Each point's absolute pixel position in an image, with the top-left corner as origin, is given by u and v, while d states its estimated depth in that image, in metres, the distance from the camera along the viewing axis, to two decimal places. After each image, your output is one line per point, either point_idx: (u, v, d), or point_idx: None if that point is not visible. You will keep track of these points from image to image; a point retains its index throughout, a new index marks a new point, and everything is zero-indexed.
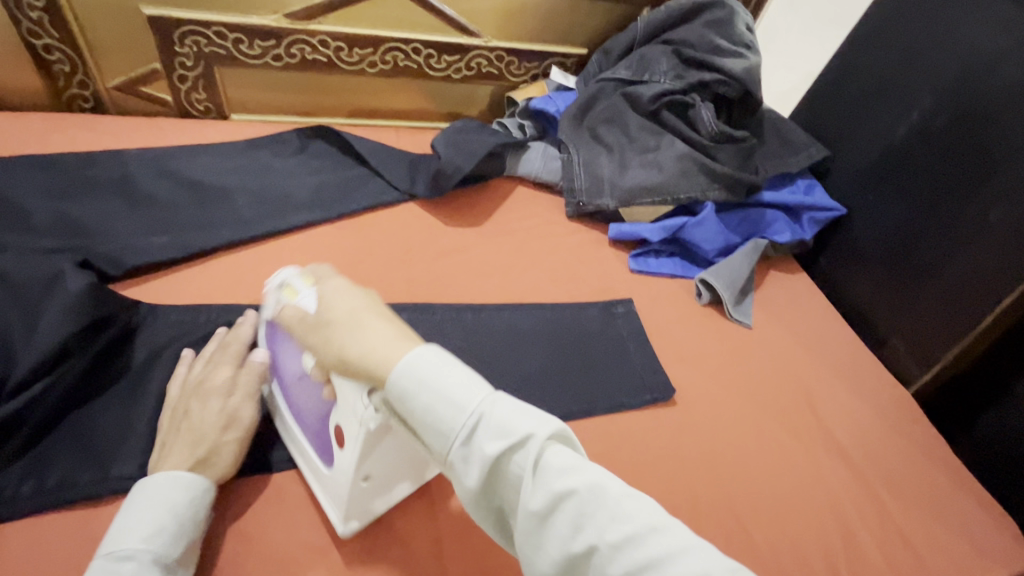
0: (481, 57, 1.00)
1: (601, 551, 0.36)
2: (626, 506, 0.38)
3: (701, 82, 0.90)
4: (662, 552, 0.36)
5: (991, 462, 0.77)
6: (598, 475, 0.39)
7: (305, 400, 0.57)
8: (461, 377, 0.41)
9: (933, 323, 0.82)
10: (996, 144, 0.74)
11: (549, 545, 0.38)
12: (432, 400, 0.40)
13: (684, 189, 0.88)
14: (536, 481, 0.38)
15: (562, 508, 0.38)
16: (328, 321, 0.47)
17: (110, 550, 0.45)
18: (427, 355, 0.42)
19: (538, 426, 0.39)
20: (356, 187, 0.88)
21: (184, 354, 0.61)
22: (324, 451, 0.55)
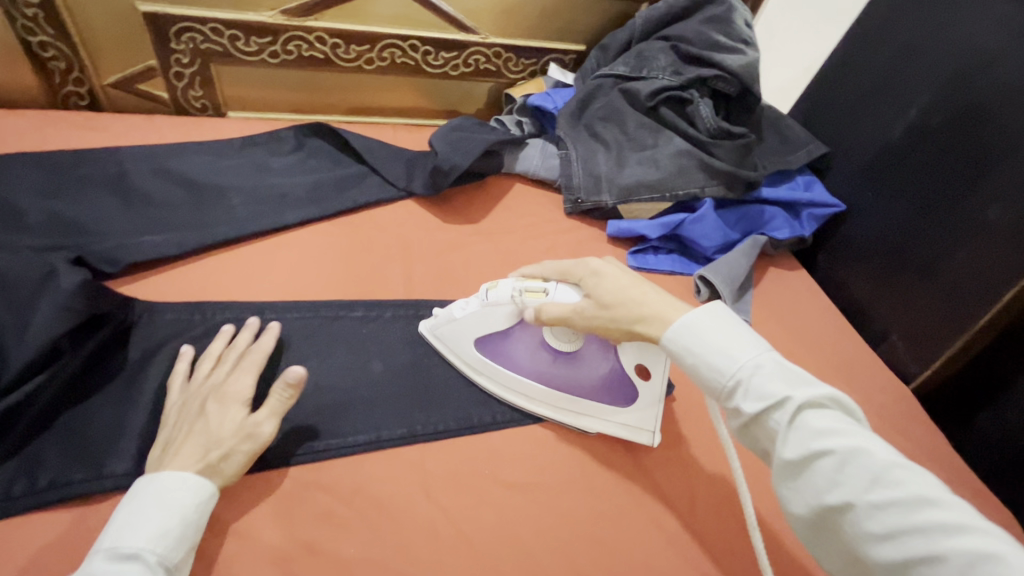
0: (479, 54, 1.00)
1: (861, 509, 0.40)
2: (895, 476, 0.40)
3: (699, 78, 0.89)
4: (932, 526, 0.37)
5: (991, 458, 0.77)
6: (860, 442, 0.42)
7: (572, 371, 0.66)
8: (728, 340, 0.48)
9: (932, 319, 0.81)
10: (995, 139, 0.74)
11: (805, 493, 0.43)
12: (704, 362, 0.48)
13: (682, 186, 0.88)
14: (792, 436, 0.43)
15: (819, 464, 0.42)
16: (602, 297, 0.55)
17: (112, 546, 0.46)
18: (719, 313, 0.50)
19: (799, 391, 0.44)
20: (354, 184, 0.87)
21: (184, 351, 0.61)
22: (618, 395, 0.65)
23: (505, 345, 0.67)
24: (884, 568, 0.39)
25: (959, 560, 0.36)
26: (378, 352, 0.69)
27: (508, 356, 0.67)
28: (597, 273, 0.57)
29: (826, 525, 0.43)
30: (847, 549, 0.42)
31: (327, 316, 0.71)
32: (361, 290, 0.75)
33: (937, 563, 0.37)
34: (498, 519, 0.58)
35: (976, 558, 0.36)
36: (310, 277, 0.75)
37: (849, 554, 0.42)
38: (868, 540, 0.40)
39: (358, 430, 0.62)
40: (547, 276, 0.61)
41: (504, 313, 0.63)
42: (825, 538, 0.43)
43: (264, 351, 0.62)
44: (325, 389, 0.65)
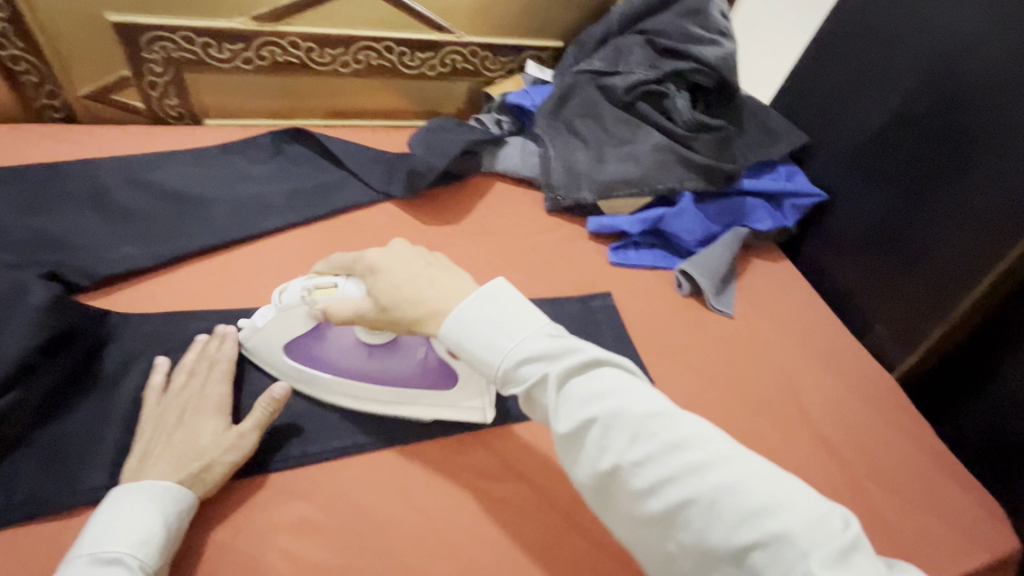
0: (456, 53, 0.99)
1: (626, 468, 0.43)
2: (653, 427, 0.44)
3: (675, 72, 0.89)
4: (684, 469, 0.42)
5: (975, 445, 0.76)
6: (619, 403, 0.45)
7: (388, 363, 0.63)
8: (493, 325, 0.49)
9: (915, 307, 0.81)
10: (975, 125, 0.73)
11: (585, 464, 0.45)
12: (472, 351, 0.49)
13: (661, 181, 0.87)
14: (564, 410, 0.45)
15: (589, 434, 0.45)
16: (382, 294, 0.53)
17: (94, 552, 0.46)
18: (485, 294, 0.50)
19: (558, 365, 0.46)
20: (332, 189, 0.87)
21: (159, 363, 0.60)
22: (440, 380, 0.63)
23: (314, 348, 0.63)
24: (652, 519, 0.43)
25: (705, 495, 0.41)
26: None
27: (323, 358, 0.63)
28: (374, 269, 0.54)
29: (602, 491, 0.45)
30: (624, 511, 0.45)
31: None
32: None
33: (689, 504, 0.41)
34: (478, 520, 0.58)
35: (722, 490, 0.41)
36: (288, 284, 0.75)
37: (625, 516, 0.45)
38: (637, 496, 0.43)
39: (337, 436, 0.62)
40: (336, 271, 0.57)
41: (301, 315, 0.58)
42: (606, 503, 0.46)
43: (229, 360, 0.62)
44: (303, 395, 0.65)
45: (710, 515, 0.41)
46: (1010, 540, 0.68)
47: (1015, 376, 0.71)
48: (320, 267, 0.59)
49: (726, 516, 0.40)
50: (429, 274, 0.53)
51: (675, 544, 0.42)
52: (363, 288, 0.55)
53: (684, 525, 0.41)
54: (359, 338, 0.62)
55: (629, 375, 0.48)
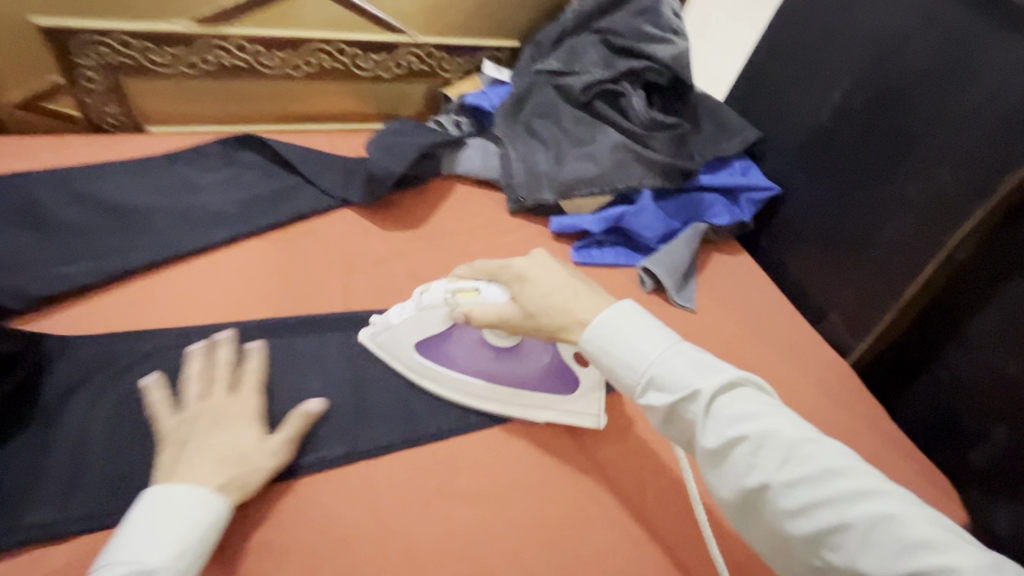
0: (411, 55, 0.98)
1: (776, 489, 0.45)
2: (804, 451, 0.45)
3: (630, 70, 0.90)
4: (841, 494, 0.43)
5: (925, 425, 0.80)
6: (769, 424, 0.47)
7: (512, 366, 0.67)
8: (638, 339, 0.52)
9: (864, 295, 0.85)
10: (911, 120, 0.77)
11: (729, 480, 0.47)
12: (618, 361, 0.53)
13: (620, 180, 0.88)
14: (711, 425, 0.48)
15: (738, 451, 0.47)
16: (529, 302, 0.59)
17: (133, 561, 0.45)
18: (623, 309, 0.54)
19: (707, 381, 0.49)
20: (287, 197, 0.84)
21: (150, 381, 0.57)
22: (557, 386, 0.67)
23: (444, 347, 0.67)
24: (801, 539, 0.45)
25: (863, 522, 0.42)
26: (318, 368, 0.67)
27: (451, 357, 0.68)
28: (522, 279, 0.60)
29: (746, 506, 0.47)
30: (767, 527, 0.47)
31: (263, 337, 0.68)
32: (298, 307, 0.73)
33: (846, 528, 0.43)
34: (447, 531, 0.58)
35: (881, 519, 0.42)
36: (244, 296, 0.72)
37: (769, 531, 0.47)
38: (787, 515, 0.45)
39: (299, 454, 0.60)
40: (477, 277, 0.62)
41: (439, 316, 0.64)
42: (747, 517, 0.48)
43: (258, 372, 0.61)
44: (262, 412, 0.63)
45: (869, 542, 0.42)
46: (957, 514, 0.72)
47: (957, 359, 0.75)
48: (461, 271, 0.64)
49: (883, 547, 0.41)
50: (572, 284, 0.58)
51: (824, 564, 0.44)
52: (507, 293, 0.61)
53: (841, 549, 0.43)
54: (489, 341, 0.66)
55: (775, 398, 0.50)
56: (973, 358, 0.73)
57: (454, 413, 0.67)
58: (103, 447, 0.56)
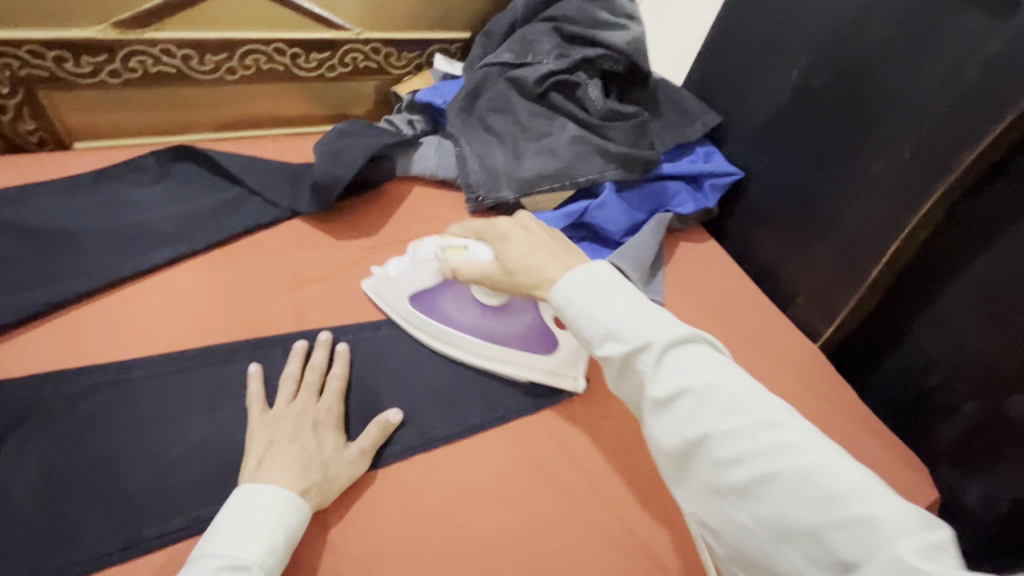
0: (356, 51, 0.93)
1: (714, 438, 0.44)
2: (744, 404, 0.44)
3: (585, 59, 0.86)
4: (776, 446, 0.42)
5: (894, 402, 0.80)
6: (714, 376, 0.46)
7: (498, 323, 0.71)
8: (597, 293, 0.52)
9: (830, 278, 0.83)
10: (872, 97, 0.75)
11: (670, 431, 0.46)
12: (579, 311, 0.52)
13: (581, 173, 0.84)
14: (660, 375, 0.47)
15: (682, 402, 0.46)
16: (509, 258, 0.62)
17: (228, 555, 0.46)
18: (595, 267, 0.54)
19: (661, 334, 0.48)
20: (232, 210, 0.80)
21: (251, 371, 0.62)
22: (537, 345, 0.72)
23: (436, 300, 0.73)
24: (732, 491, 0.43)
25: (793, 474, 0.41)
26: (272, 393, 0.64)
27: (444, 309, 0.72)
28: (503, 238, 0.64)
29: (684, 459, 0.46)
30: (702, 481, 0.45)
31: (211, 364, 0.65)
32: (248, 329, 0.69)
33: (776, 479, 0.41)
34: (415, 556, 0.55)
35: (811, 471, 0.41)
36: (188, 321, 0.68)
37: (702, 486, 0.45)
38: (722, 467, 0.43)
39: None
40: (466, 235, 0.68)
41: (433, 268, 0.71)
42: (684, 471, 0.46)
43: (341, 379, 0.64)
44: (212, 447, 0.59)
45: (798, 495, 0.40)
46: (928, 491, 0.72)
47: (926, 335, 0.75)
48: (455, 231, 0.70)
49: (809, 498, 0.40)
50: (551, 244, 0.60)
51: (753, 521, 0.42)
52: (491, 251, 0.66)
53: (769, 501, 0.41)
54: (478, 299, 0.71)
55: (728, 357, 0.49)
56: (941, 334, 0.73)
57: (418, 430, 0.64)
58: (41, 497, 0.53)
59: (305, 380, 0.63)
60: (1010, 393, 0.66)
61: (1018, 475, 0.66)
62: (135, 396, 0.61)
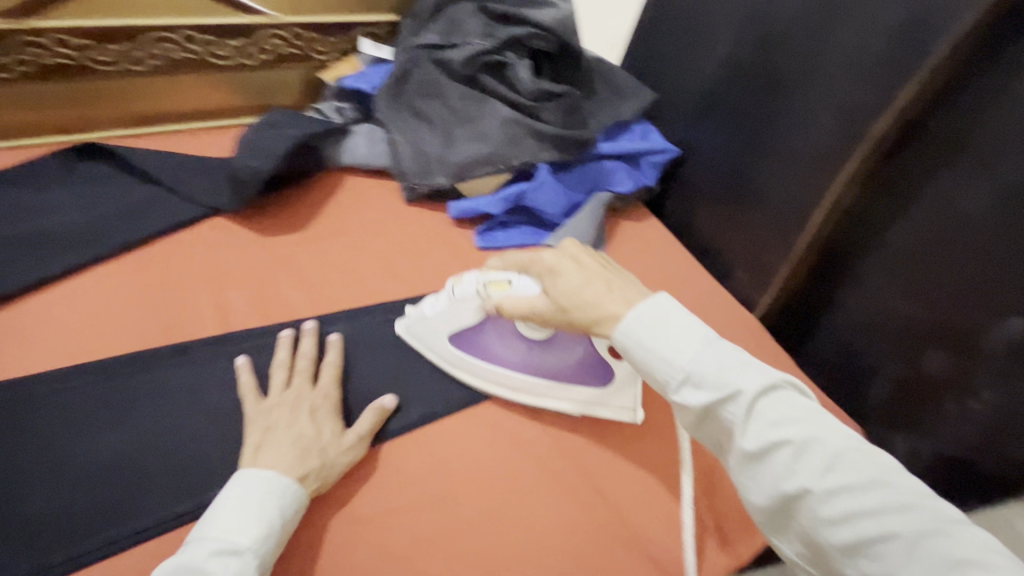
0: (275, 38, 0.88)
1: (816, 495, 0.43)
2: (844, 459, 0.43)
3: (512, 38, 0.84)
4: (886, 505, 0.41)
5: (829, 368, 0.83)
6: (812, 429, 0.45)
7: (545, 357, 0.68)
8: (674, 336, 0.50)
9: (761, 248, 0.85)
10: (790, 68, 0.76)
11: (765, 484, 0.45)
12: (653, 356, 0.50)
13: (514, 155, 0.83)
14: (750, 427, 0.46)
15: (777, 455, 0.45)
16: (561, 295, 0.58)
17: (222, 540, 0.46)
18: (661, 305, 0.52)
19: (748, 382, 0.46)
20: (146, 210, 0.75)
21: (240, 363, 0.61)
22: (589, 379, 0.67)
23: (480, 338, 0.68)
24: (840, 549, 0.42)
25: (907, 535, 0.40)
26: (194, 401, 0.61)
27: (486, 347, 0.68)
28: (552, 270, 0.59)
29: (781, 511, 0.45)
30: (803, 534, 0.44)
31: (124, 374, 0.61)
32: (166, 335, 0.65)
33: (888, 540, 0.40)
34: (348, 558, 0.53)
35: (924, 532, 0.39)
36: (103, 329, 0.64)
37: (803, 537, 0.45)
38: (825, 524, 0.42)
39: (176, 499, 0.54)
40: (510, 269, 0.64)
41: (472, 307, 0.66)
42: (783, 523, 0.46)
43: (336, 365, 0.64)
44: (130, 462, 0.55)
45: (910, 557, 0.39)
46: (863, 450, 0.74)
47: (851, 299, 0.77)
48: (495, 264, 0.66)
49: (928, 563, 0.39)
50: (606, 278, 0.57)
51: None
52: (538, 285, 0.62)
53: (882, 562, 0.40)
54: (521, 333, 0.67)
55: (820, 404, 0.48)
56: (868, 299, 0.75)
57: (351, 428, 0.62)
58: None
59: (297, 367, 0.62)
60: (929, 350, 0.69)
61: (943, 427, 0.69)
62: (40, 413, 0.57)
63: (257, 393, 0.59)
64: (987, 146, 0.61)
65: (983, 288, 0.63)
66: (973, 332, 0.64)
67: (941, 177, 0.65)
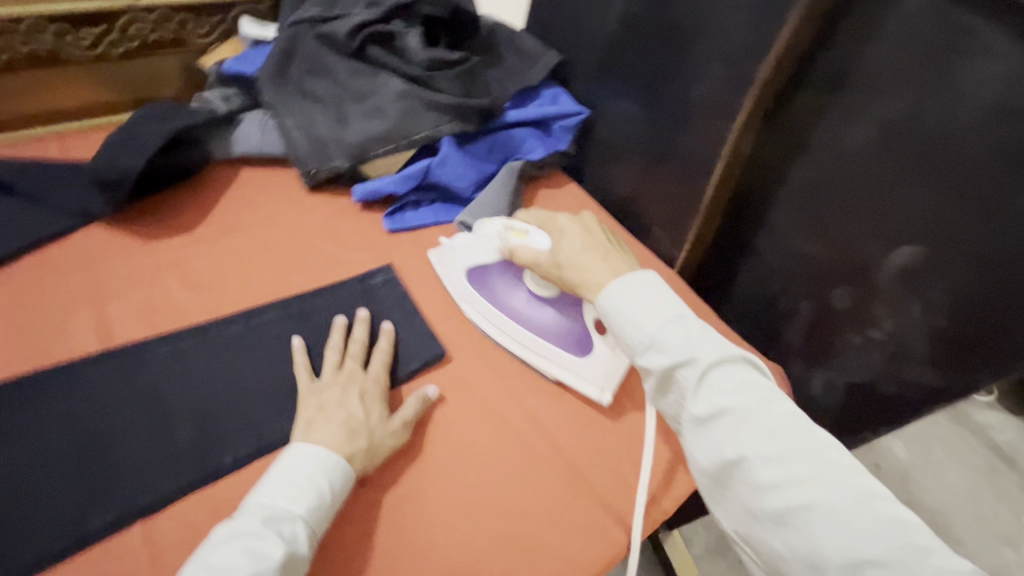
0: (139, 22, 0.81)
1: (752, 462, 0.43)
2: (781, 431, 0.44)
3: (399, 6, 0.80)
4: (816, 474, 0.42)
5: (749, 315, 0.84)
6: (757, 400, 0.45)
7: (538, 315, 0.68)
8: (647, 305, 0.51)
9: (674, 204, 0.84)
10: (684, 18, 0.73)
11: (709, 450, 0.46)
12: (624, 321, 0.52)
13: (414, 130, 0.79)
14: (700, 392, 0.46)
15: (721, 421, 0.45)
16: (563, 253, 0.62)
17: (274, 508, 0.48)
18: (643, 278, 0.53)
19: (706, 352, 0.47)
20: (7, 223, 0.68)
21: (296, 343, 0.63)
22: (572, 346, 0.67)
23: (488, 278, 0.71)
24: (768, 518, 0.42)
25: (829, 507, 0.40)
26: (69, 424, 0.55)
27: (493, 287, 0.71)
28: (562, 231, 0.65)
29: (721, 479, 0.45)
30: (739, 504, 0.44)
31: None
32: (37, 358, 0.59)
33: (812, 509, 0.41)
34: None
35: (847, 503, 0.40)
36: None
37: (738, 507, 0.45)
38: (760, 491, 0.43)
39: (49, 534, 0.49)
40: (531, 220, 0.68)
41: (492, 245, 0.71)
42: (721, 492, 0.46)
43: (387, 352, 0.64)
44: None
45: (834, 528, 0.40)
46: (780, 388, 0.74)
47: (765, 245, 0.78)
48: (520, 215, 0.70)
49: (845, 533, 0.39)
50: (605, 248, 0.61)
51: (785, 548, 0.42)
52: (549, 241, 0.65)
53: (807, 531, 0.40)
54: (529, 283, 0.69)
55: (771, 382, 0.48)
56: (778, 244, 0.76)
57: (252, 432, 0.58)
58: None
59: (350, 351, 0.63)
60: (835, 286, 0.71)
61: (853, 358, 0.71)
62: None
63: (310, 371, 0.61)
64: (868, 78, 0.61)
65: (876, 220, 0.64)
66: (869, 263, 0.66)
67: (832, 114, 0.65)
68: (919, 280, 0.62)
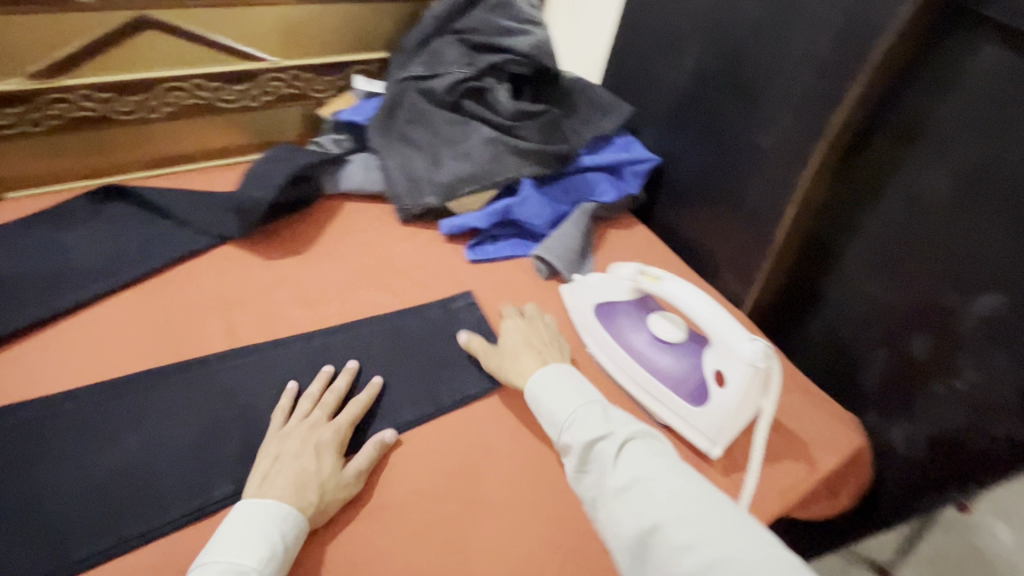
0: (277, 79, 0.97)
1: (665, 526, 0.44)
2: (689, 493, 0.46)
3: (492, 65, 0.91)
4: (726, 535, 0.42)
5: (817, 365, 0.83)
6: (662, 467, 0.48)
7: (657, 360, 0.71)
8: (569, 392, 0.58)
9: (742, 248, 0.85)
10: (754, 76, 0.78)
11: (624, 521, 0.46)
12: (548, 407, 0.58)
13: (499, 172, 0.88)
14: (616, 465, 0.49)
15: (633, 491, 0.47)
16: (504, 347, 0.70)
17: (226, 561, 0.48)
18: (567, 372, 0.61)
19: (620, 428, 0.52)
20: (161, 241, 0.82)
21: (290, 387, 0.65)
22: (687, 395, 0.68)
23: (615, 315, 0.75)
24: None
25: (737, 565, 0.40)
26: (199, 411, 0.65)
27: (620, 325, 0.74)
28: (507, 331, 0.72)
29: (637, 550, 0.45)
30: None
31: (138, 388, 0.66)
32: (178, 353, 0.70)
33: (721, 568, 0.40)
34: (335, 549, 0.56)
35: (751, 560, 0.41)
36: (121, 350, 0.70)
37: None
38: (672, 557, 0.42)
39: (177, 505, 0.57)
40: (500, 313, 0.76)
41: (626, 287, 0.74)
42: (643, 567, 0.44)
43: (360, 402, 0.65)
44: (142, 466, 0.59)
45: None
46: (855, 436, 0.72)
47: (835, 292, 0.78)
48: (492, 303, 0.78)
49: None
50: (539, 348, 0.68)
51: None
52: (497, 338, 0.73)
53: None
54: (654, 327, 0.72)
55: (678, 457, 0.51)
56: (849, 288, 0.76)
57: None
58: None
59: (323, 400, 0.64)
60: (913, 334, 0.70)
61: (934, 408, 0.69)
62: (62, 425, 0.62)
63: (283, 415, 0.62)
64: (941, 133, 0.63)
65: (954, 269, 0.64)
66: (948, 312, 0.66)
67: (910, 165, 0.67)
68: (1002, 330, 0.61)
